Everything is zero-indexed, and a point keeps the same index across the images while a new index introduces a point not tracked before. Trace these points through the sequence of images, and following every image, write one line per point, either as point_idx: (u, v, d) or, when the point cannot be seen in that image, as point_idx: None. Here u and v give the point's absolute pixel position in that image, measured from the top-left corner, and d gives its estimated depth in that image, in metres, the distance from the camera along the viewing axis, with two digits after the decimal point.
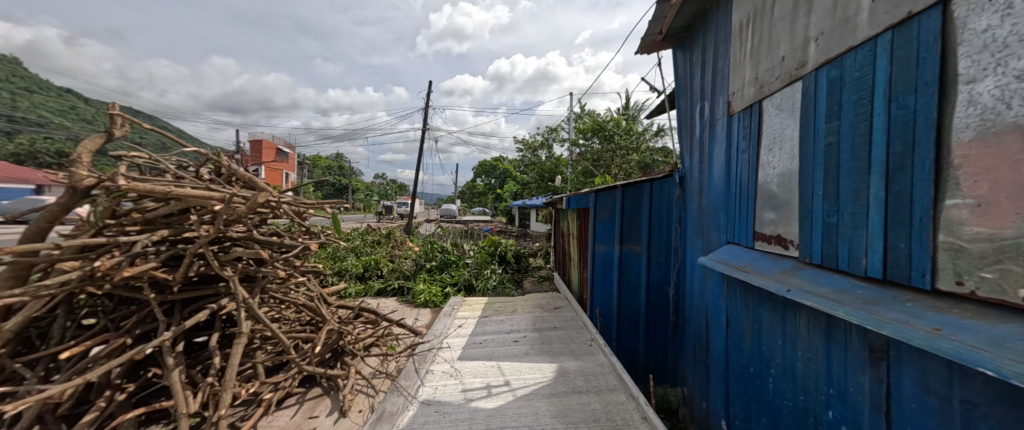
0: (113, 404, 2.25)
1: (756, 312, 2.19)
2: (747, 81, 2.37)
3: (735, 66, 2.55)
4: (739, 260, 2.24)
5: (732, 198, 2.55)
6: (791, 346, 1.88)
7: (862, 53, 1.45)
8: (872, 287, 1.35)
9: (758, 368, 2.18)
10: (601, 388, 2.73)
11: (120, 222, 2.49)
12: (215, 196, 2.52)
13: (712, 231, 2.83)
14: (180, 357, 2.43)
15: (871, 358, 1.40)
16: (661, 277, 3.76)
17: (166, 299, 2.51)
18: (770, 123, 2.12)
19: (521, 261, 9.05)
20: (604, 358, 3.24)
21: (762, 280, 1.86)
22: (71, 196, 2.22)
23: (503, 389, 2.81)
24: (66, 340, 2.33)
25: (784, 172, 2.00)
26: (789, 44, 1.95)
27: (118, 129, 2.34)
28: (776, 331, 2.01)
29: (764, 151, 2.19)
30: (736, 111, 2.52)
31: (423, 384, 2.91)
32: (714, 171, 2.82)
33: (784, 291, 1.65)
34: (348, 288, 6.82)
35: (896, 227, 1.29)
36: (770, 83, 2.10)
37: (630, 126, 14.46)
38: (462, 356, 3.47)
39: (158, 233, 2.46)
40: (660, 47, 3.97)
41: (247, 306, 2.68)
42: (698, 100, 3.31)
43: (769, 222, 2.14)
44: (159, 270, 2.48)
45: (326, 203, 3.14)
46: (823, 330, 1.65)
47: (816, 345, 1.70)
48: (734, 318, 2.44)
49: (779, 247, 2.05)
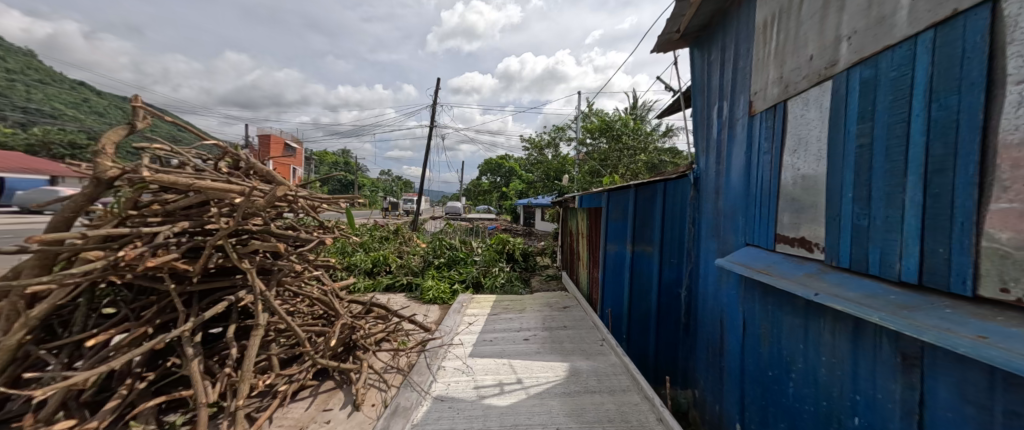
0: (133, 392, 2.26)
1: (777, 315, 2.16)
2: (771, 80, 2.33)
3: (758, 66, 2.51)
4: (759, 262, 2.21)
5: (752, 199, 2.52)
6: (814, 351, 1.85)
7: (899, 52, 1.42)
8: (906, 292, 1.33)
9: (777, 372, 2.15)
10: (615, 388, 2.71)
11: (142, 213, 2.46)
12: (235, 188, 2.52)
13: (729, 233, 2.80)
14: (198, 347, 2.44)
15: (903, 364, 1.37)
16: (673, 278, 3.72)
17: (186, 289, 2.49)
18: (796, 123, 2.09)
19: (528, 259, 9.04)
20: (616, 358, 3.22)
21: (787, 284, 1.83)
22: (96, 187, 2.25)
23: (516, 387, 2.79)
24: (89, 328, 2.34)
25: (809, 173, 1.97)
26: (818, 44, 1.92)
27: (140, 121, 2.39)
28: (797, 336, 1.98)
29: (788, 152, 2.16)
30: (758, 111, 2.48)
31: (436, 380, 2.90)
32: (733, 172, 2.79)
33: (810, 295, 1.63)
34: (356, 283, 6.85)
35: (934, 232, 1.27)
36: (796, 83, 2.07)
37: (638, 126, 14.35)
38: (474, 353, 3.47)
39: (179, 225, 2.41)
40: (676, 46, 3.94)
41: (264, 298, 2.67)
42: (716, 100, 3.27)
43: (791, 225, 2.11)
44: (179, 261, 2.46)
45: (340, 197, 3.12)
46: (850, 336, 1.62)
47: (841, 350, 1.67)
48: (752, 322, 2.43)
49: (802, 249, 2.02)
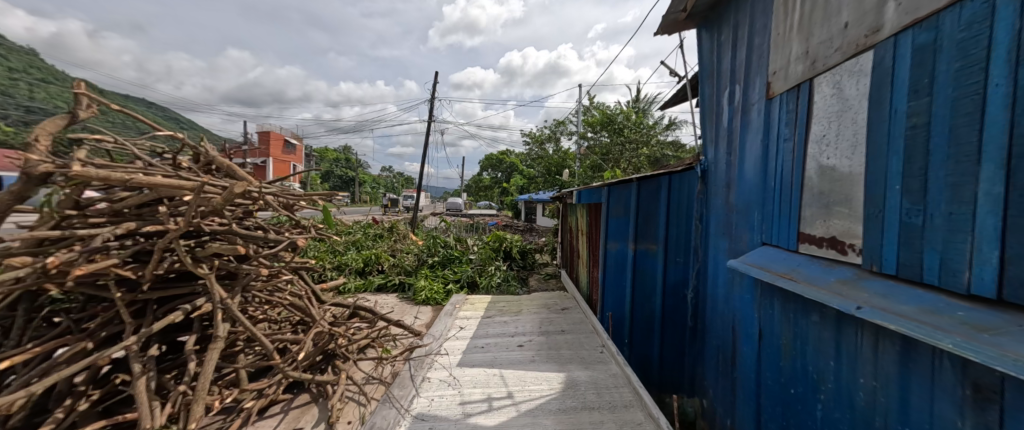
0: (73, 414, 2.02)
1: (800, 326, 1.89)
2: (794, 56, 2.03)
3: (777, 42, 2.20)
4: (780, 265, 1.94)
5: (770, 193, 2.23)
6: (849, 371, 1.58)
7: (971, 7, 1.12)
8: (979, 308, 1.05)
9: (801, 391, 1.89)
10: (615, 404, 2.44)
11: (83, 212, 2.20)
12: (188, 184, 2.23)
13: (742, 231, 2.52)
14: (150, 362, 2.20)
15: (972, 399, 1.10)
16: (678, 279, 3.45)
17: (136, 298, 2.23)
18: (826, 103, 1.80)
19: (526, 257, 8.78)
20: (617, 367, 2.95)
21: (817, 293, 1.55)
22: (25, 184, 1.98)
23: (506, 403, 2.53)
24: (25, 342, 2.09)
25: (842, 163, 1.68)
26: (854, 8, 1.61)
27: (84, 110, 2.17)
28: (826, 351, 1.71)
29: (816, 138, 1.87)
30: (777, 93, 2.18)
31: (418, 395, 2.65)
32: (747, 163, 2.50)
33: (849, 307, 1.35)
34: (347, 284, 6.62)
35: (1021, 234, 0.99)
36: (828, 57, 1.77)
37: (639, 119, 14.03)
38: (463, 362, 3.21)
39: (124, 226, 2.14)
40: (682, 27, 3.62)
41: (226, 306, 2.41)
42: (726, 84, 2.97)
43: (819, 222, 1.82)
44: (127, 266, 2.20)
45: (315, 194, 2.85)
46: (896, 357, 1.35)
47: (883, 373, 1.40)
48: (770, 331, 2.16)
49: (832, 251, 1.74)
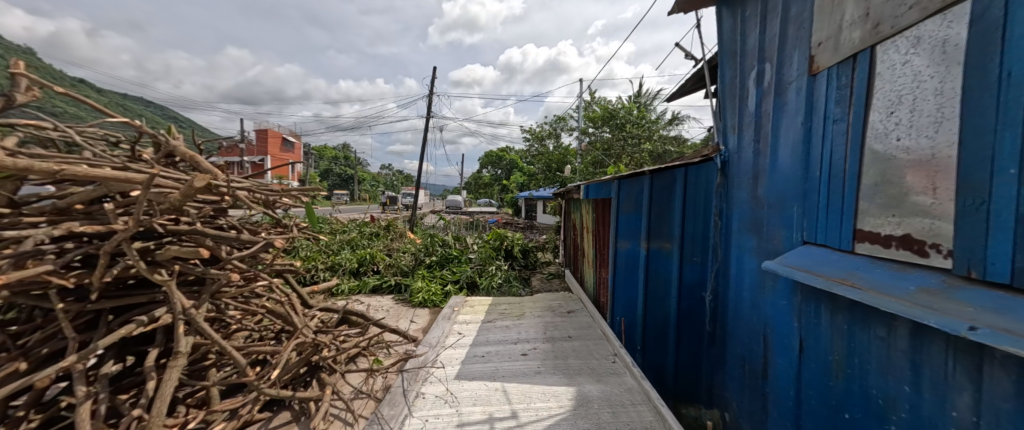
0: None
1: (858, 340, 1.60)
2: (849, 22, 1.72)
3: (824, 7, 1.89)
4: (832, 268, 1.64)
5: (814, 184, 1.93)
6: (930, 400, 1.30)
7: None
8: None
9: (858, 416, 1.60)
10: (633, 425, 2.16)
11: (18, 211, 1.91)
12: (140, 177, 1.91)
13: (776, 227, 2.22)
14: (101, 383, 1.92)
15: None
16: (695, 280, 3.16)
17: (84, 309, 1.95)
18: (895, 73, 1.49)
19: (528, 256, 8.49)
20: (632, 381, 2.67)
21: (896, 305, 1.25)
22: None
23: (510, 424, 2.24)
24: None
25: (919, 145, 1.38)
26: None
27: (21, 93, 1.86)
28: (895, 372, 1.43)
29: (879, 117, 1.56)
30: (825, 67, 1.88)
31: (411, 414, 2.37)
32: (782, 151, 2.20)
33: (954, 326, 1.05)
34: (340, 286, 6.34)
35: None
36: (899, 17, 1.46)
37: (642, 114, 13.70)
38: (461, 373, 2.93)
39: (63, 226, 1.84)
40: (701, 4, 3.30)
41: (190, 317, 2.12)
42: (753, 63, 2.66)
43: (884, 217, 1.52)
44: (71, 273, 1.91)
45: (294, 190, 2.55)
46: (1011, 389, 1.05)
47: (989, 407, 1.11)
48: (814, 343, 1.87)
49: (903, 252, 1.44)
